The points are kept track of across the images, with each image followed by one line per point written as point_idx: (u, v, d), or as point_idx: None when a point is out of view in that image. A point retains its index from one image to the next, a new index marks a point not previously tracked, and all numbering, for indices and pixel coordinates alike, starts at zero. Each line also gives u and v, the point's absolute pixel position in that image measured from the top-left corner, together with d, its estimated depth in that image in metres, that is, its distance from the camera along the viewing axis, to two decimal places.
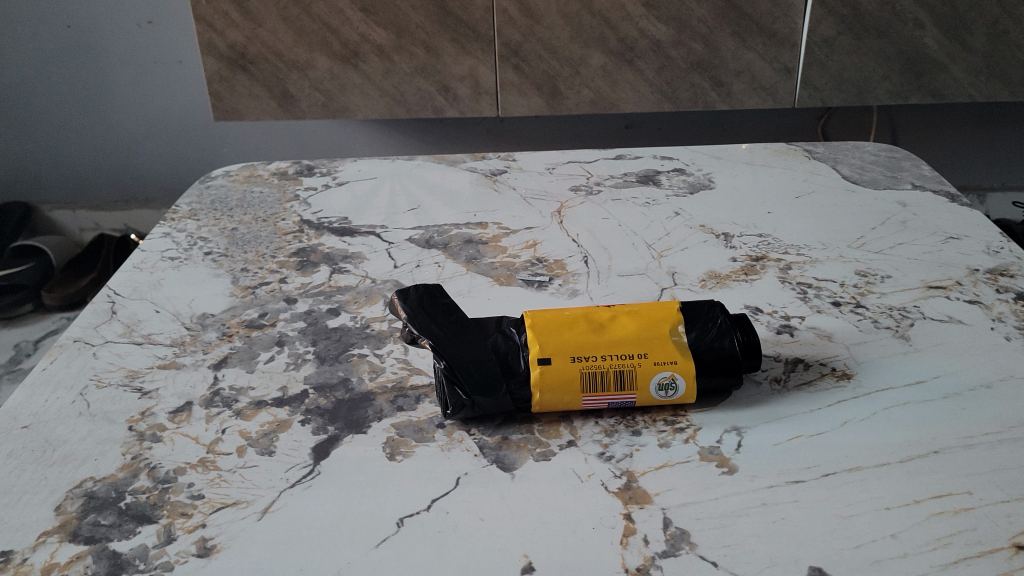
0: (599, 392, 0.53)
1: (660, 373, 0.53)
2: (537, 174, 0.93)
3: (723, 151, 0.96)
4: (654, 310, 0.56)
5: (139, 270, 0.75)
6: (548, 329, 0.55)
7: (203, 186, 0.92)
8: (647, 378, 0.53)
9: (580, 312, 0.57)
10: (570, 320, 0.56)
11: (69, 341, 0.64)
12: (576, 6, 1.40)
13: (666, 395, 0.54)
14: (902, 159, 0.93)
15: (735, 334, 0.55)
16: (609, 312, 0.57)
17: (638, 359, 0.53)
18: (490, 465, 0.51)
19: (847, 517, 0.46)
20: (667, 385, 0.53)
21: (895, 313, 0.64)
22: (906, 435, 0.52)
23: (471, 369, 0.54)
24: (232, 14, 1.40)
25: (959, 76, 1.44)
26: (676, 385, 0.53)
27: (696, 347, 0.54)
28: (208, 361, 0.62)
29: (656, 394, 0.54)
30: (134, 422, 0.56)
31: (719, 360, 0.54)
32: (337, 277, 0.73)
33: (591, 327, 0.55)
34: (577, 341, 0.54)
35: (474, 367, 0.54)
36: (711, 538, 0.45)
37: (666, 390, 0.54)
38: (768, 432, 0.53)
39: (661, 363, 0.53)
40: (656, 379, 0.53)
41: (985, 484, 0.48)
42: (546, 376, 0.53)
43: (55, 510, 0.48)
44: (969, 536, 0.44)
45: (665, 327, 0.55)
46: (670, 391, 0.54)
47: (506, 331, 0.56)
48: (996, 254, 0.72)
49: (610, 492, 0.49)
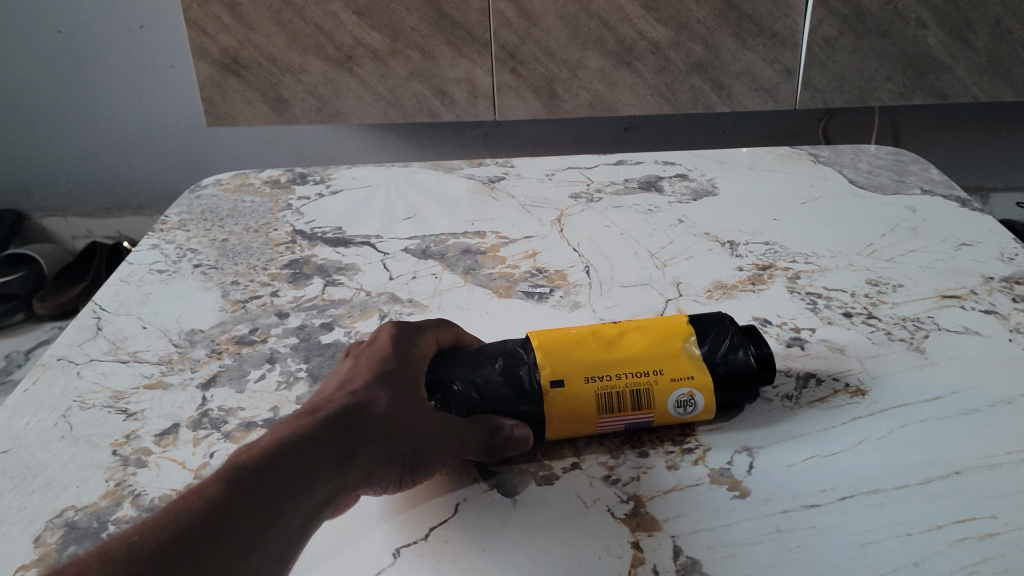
0: (615, 413, 0.51)
1: (677, 390, 0.51)
2: (536, 181, 0.90)
3: (726, 156, 0.94)
4: (663, 323, 0.54)
5: (126, 284, 0.72)
6: (557, 349, 0.52)
7: (192, 196, 0.89)
8: (665, 395, 0.51)
9: (585, 328, 0.54)
10: (578, 337, 0.53)
11: (52, 360, 0.62)
12: (573, 8, 1.37)
13: (685, 413, 0.51)
14: (911, 162, 0.91)
15: (750, 347, 0.52)
16: (616, 328, 0.54)
17: (654, 376, 0.51)
18: (490, 490, 0.49)
19: (867, 544, 0.44)
20: (684, 402, 0.51)
21: (909, 323, 0.62)
22: (926, 455, 0.49)
23: (467, 375, 0.51)
24: (223, 18, 1.37)
25: (962, 75, 1.43)
26: (695, 403, 0.51)
27: (714, 360, 0.52)
28: (196, 380, 0.59)
29: (673, 411, 0.51)
30: (119, 446, 0.53)
31: (742, 376, 0.52)
32: (331, 290, 0.70)
33: (600, 343, 0.53)
34: (590, 361, 0.51)
35: (484, 379, 0.51)
36: (724, 568, 0.43)
37: (685, 408, 0.51)
38: (781, 453, 0.50)
39: (677, 380, 0.51)
40: (674, 395, 0.51)
41: (1011, 508, 0.45)
42: (557, 399, 0.50)
43: (34, 542, 0.46)
44: (997, 564, 0.42)
45: (677, 339, 0.53)
46: (688, 408, 0.51)
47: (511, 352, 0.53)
48: (1010, 261, 0.70)
49: (617, 519, 0.46)
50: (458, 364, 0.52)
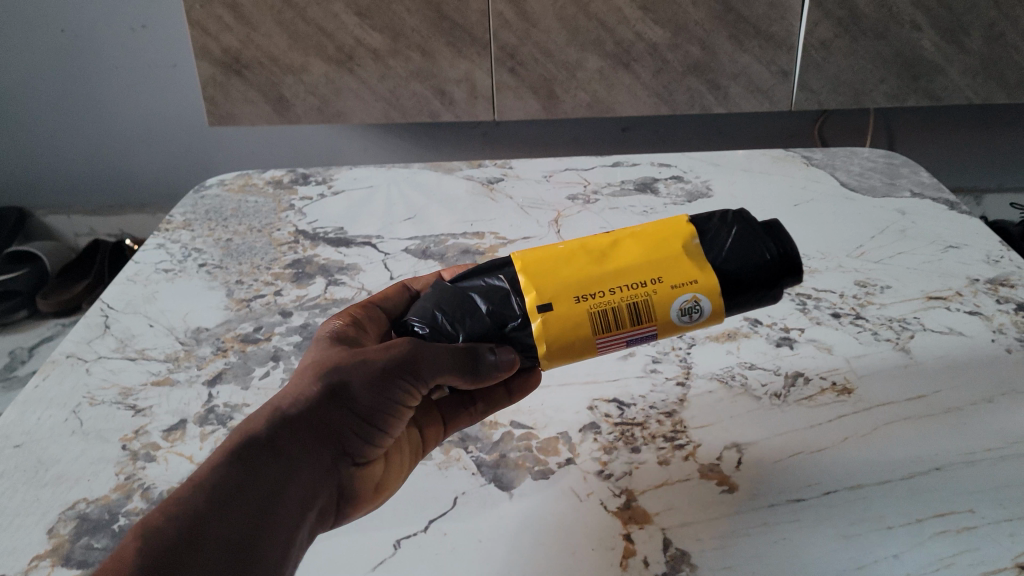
0: (613, 332, 0.46)
1: (680, 297, 0.45)
2: (535, 182, 0.92)
3: (721, 158, 0.95)
4: (662, 226, 0.48)
5: (133, 282, 0.74)
6: (543, 270, 0.46)
7: (196, 196, 0.91)
8: (665, 305, 0.45)
9: (575, 242, 0.48)
10: (566, 253, 0.47)
11: (62, 357, 0.64)
12: (572, 10, 1.38)
13: (691, 320, 0.46)
14: (901, 165, 0.92)
15: (766, 243, 0.46)
16: (609, 238, 0.48)
17: (652, 285, 0.45)
18: (488, 483, 0.51)
19: (849, 537, 0.45)
20: (689, 309, 0.46)
21: (895, 324, 0.63)
22: (909, 452, 0.51)
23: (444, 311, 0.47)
24: (225, 19, 1.38)
25: (955, 78, 1.44)
26: (700, 308, 0.45)
27: (720, 259, 0.46)
28: (202, 377, 0.61)
29: (677, 320, 0.46)
30: (128, 440, 0.55)
31: (757, 277, 0.46)
32: (333, 290, 0.72)
33: (592, 257, 0.47)
34: (580, 277, 0.46)
35: (464, 312, 0.47)
36: (712, 559, 0.45)
37: (689, 315, 0.46)
38: (770, 449, 0.52)
39: (678, 286, 0.45)
40: (676, 304, 0.45)
41: (988, 502, 0.47)
42: (549, 325, 0.45)
43: (48, 533, 0.48)
44: (972, 556, 0.44)
45: (677, 240, 0.47)
46: (694, 315, 0.46)
47: (489, 280, 0.48)
48: (996, 264, 0.71)
49: (610, 512, 0.48)
50: (430, 300, 0.48)
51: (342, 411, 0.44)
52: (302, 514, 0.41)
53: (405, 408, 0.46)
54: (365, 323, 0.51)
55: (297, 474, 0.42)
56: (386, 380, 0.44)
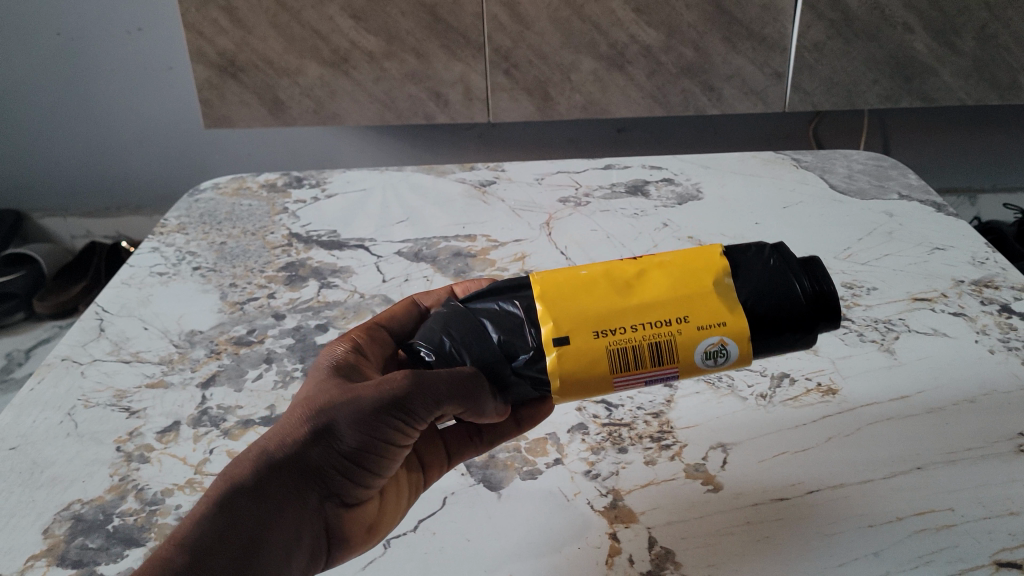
0: (633, 371, 0.45)
1: (706, 339, 0.44)
2: (527, 185, 0.93)
3: (712, 160, 0.96)
4: (691, 257, 0.47)
5: (128, 286, 0.75)
6: (564, 301, 0.45)
7: (191, 199, 0.92)
8: (690, 345, 0.45)
9: (599, 268, 0.47)
10: (588, 281, 0.46)
11: (57, 360, 0.64)
12: (566, 12, 1.38)
13: (716, 363, 0.45)
14: (890, 167, 0.93)
15: (801, 277, 0.45)
16: (635, 266, 0.47)
17: (678, 325, 0.44)
18: (477, 484, 0.52)
19: (831, 535, 0.46)
20: (715, 352, 0.45)
21: (881, 325, 0.64)
22: (892, 451, 0.52)
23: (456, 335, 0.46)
24: (221, 22, 1.39)
25: (947, 80, 1.45)
26: (727, 352, 0.45)
27: (752, 297, 0.45)
28: (196, 379, 0.62)
29: (700, 362, 0.45)
30: (122, 442, 0.56)
31: (790, 318, 0.45)
32: (326, 292, 0.73)
33: (615, 287, 0.46)
34: (601, 312, 0.45)
35: (473, 338, 0.46)
36: (695, 557, 0.46)
37: (715, 358, 0.45)
38: (755, 449, 0.53)
39: (705, 328, 0.44)
40: (701, 346, 0.45)
41: (968, 501, 0.48)
42: (566, 360, 0.44)
43: (44, 533, 0.49)
44: (951, 553, 0.45)
45: (708, 276, 0.46)
46: (719, 358, 0.45)
47: (505, 306, 0.47)
48: (981, 265, 0.72)
49: (596, 511, 0.49)
50: (439, 322, 0.47)
51: (330, 450, 0.43)
52: (289, 557, 0.41)
53: (398, 446, 0.45)
54: (366, 350, 0.51)
55: (281, 517, 0.41)
56: (377, 419, 0.43)
